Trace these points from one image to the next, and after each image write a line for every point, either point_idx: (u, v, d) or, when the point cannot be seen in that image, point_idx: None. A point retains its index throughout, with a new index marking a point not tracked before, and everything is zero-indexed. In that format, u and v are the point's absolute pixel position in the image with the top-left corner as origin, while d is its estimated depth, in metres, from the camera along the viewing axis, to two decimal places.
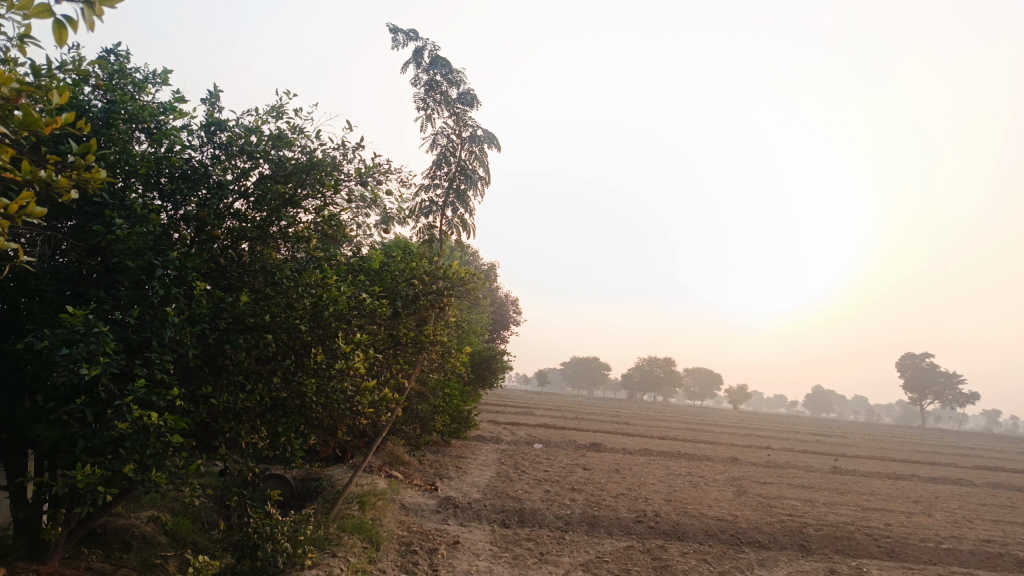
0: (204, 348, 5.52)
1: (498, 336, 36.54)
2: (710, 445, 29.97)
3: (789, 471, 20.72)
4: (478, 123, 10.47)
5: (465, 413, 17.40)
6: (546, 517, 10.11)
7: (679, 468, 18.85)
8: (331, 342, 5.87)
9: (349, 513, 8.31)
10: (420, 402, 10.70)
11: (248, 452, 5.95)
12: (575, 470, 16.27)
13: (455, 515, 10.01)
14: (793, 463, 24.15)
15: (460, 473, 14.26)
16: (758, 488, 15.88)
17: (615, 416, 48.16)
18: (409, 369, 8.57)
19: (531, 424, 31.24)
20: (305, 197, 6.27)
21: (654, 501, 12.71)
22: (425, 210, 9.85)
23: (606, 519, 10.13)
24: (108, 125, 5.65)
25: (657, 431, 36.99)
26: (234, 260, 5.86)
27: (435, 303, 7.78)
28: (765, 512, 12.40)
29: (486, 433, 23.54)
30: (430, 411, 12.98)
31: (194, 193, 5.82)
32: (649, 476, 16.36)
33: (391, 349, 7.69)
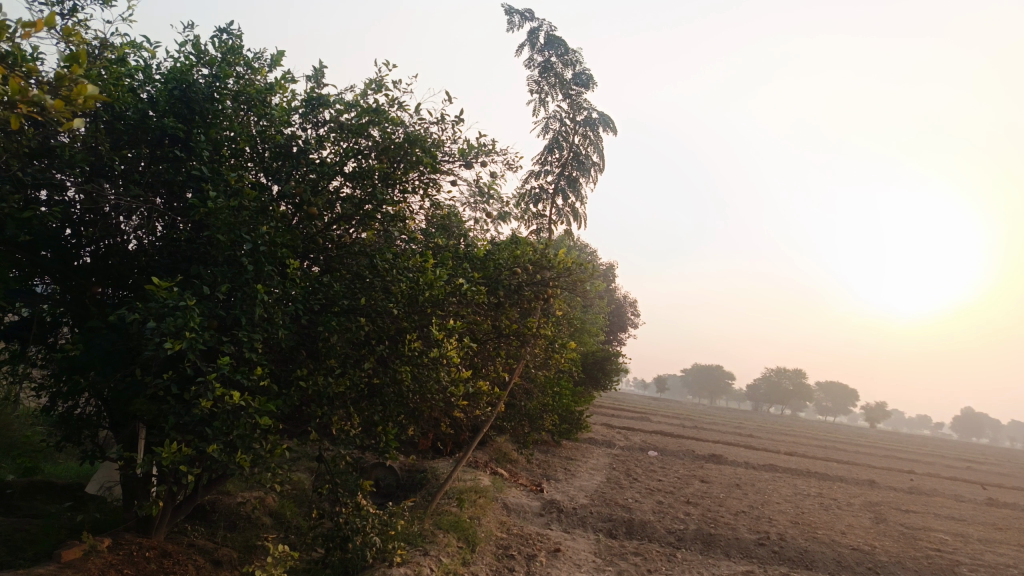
0: (297, 329, 5.36)
1: (615, 338, 35.71)
2: (844, 465, 27.69)
3: (937, 499, 18.62)
4: (593, 107, 9.92)
5: (576, 414, 16.88)
6: (656, 530, 9.41)
7: (808, 487, 17.37)
8: (426, 328, 5.54)
9: (448, 510, 8.02)
10: (526, 399, 10.30)
11: (341, 440, 5.76)
12: (691, 481, 15.32)
13: (559, 520, 9.51)
14: (941, 490, 21.76)
15: (568, 475, 13.76)
16: (899, 517, 14.28)
17: (738, 428, 45.94)
18: (513, 363, 8.17)
19: (648, 430, 30.21)
20: (404, 176, 6.00)
21: (778, 522, 11.64)
22: (534, 197, 9.44)
23: (723, 539, 9.29)
24: (215, 102, 5.66)
25: (784, 446, 34.77)
26: (332, 239, 5.68)
27: (540, 293, 7.33)
28: (907, 544, 11.02)
29: (599, 436, 22.87)
30: (538, 409, 12.57)
31: (295, 171, 5.72)
32: (773, 494, 15.14)
33: (492, 340, 7.34)
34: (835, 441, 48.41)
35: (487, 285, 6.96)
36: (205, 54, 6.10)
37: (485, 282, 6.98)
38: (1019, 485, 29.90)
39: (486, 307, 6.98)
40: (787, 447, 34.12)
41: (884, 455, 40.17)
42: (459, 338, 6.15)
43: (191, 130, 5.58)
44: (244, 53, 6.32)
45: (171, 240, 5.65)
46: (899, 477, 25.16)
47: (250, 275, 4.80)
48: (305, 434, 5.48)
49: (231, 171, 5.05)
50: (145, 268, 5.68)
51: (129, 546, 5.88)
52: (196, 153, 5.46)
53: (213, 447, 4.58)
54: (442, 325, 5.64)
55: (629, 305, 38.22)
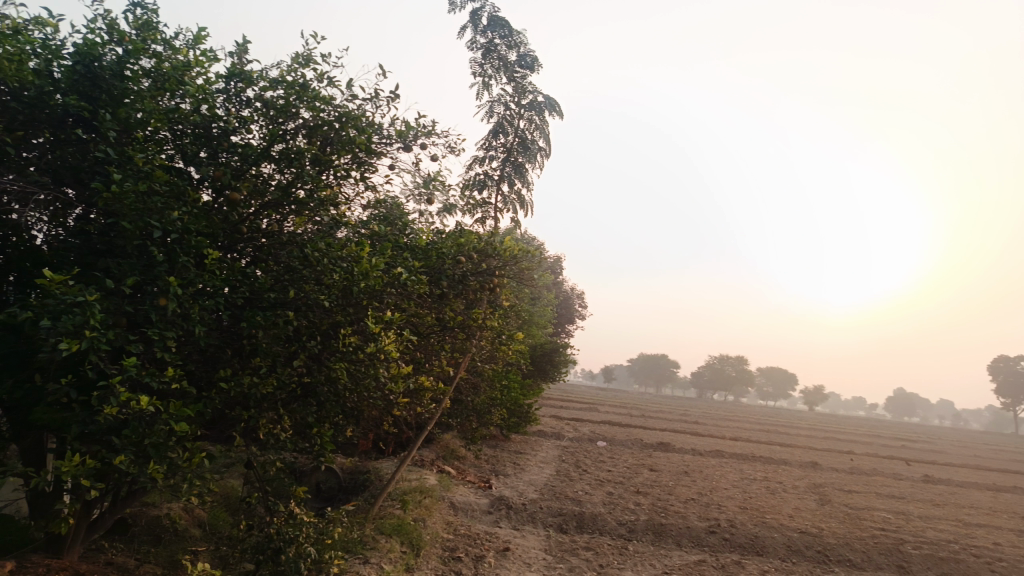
0: (219, 325, 4.92)
1: (563, 330, 35.70)
2: (786, 448, 28.28)
3: (877, 479, 19.12)
4: (538, 90, 9.64)
5: (525, 407, 16.64)
6: (608, 523, 9.23)
7: (754, 472, 17.57)
8: (361, 322, 5.15)
9: (391, 513, 7.66)
10: (473, 394, 9.99)
11: (271, 445, 5.34)
12: (640, 471, 15.28)
13: (508, 517, 9.25)
14: (879, 470, 22.37)
15: (518, 470, 13.53)
16: (843, 498, 14.53)
17: (684, 415, 46.64)
18: (458, 356, 7.85)
19: (597, 420, 30.28)
20: (337, 159, 5.59)
21: (728, 509, 11.63)
22: (478, 184, 9.13)
23: (675, 529, 9.17)
24: (124, 79, 5.15)
25: (729, 432, 35.38)
26: (258, 227, 5.23)
27: (485, 284, 7.02)
28: (853, 526, 11.14)
29: (548, 429, 22.73)
30: (486, 403, 12.27)
31: (216, 154, 5.25)
32: (721, 480, 15.23)
33: (435, 333, 7.01)
34: (777, 424, 49.60)
35: (427, 276, 6.61)
36: (113, 28, 5.56)
37: (427, 273, 6.63)
38: (950, 462, 31.08)
39: (428, 299, 6.63)
40: (732, 433, 34.74)
41: (823, 437, 41.34)
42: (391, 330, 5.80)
43: (96, 109, 5.03)
44: (158, 28, 5.79)
45: (76, 231, 5.14)
46: (839, 458, 25.82)
47: (163, 268, 4.34)
48: (229, 441, 5.03)
49: (140, 151, 4.55)
50: (46, 263, 5.15)
51: (36, 569, 5.34)
52: (101, 133, 4.93)
53: (123, 459, 4.11)
54: (379, 318, 5.25)
55: (576, 296, 38.23)
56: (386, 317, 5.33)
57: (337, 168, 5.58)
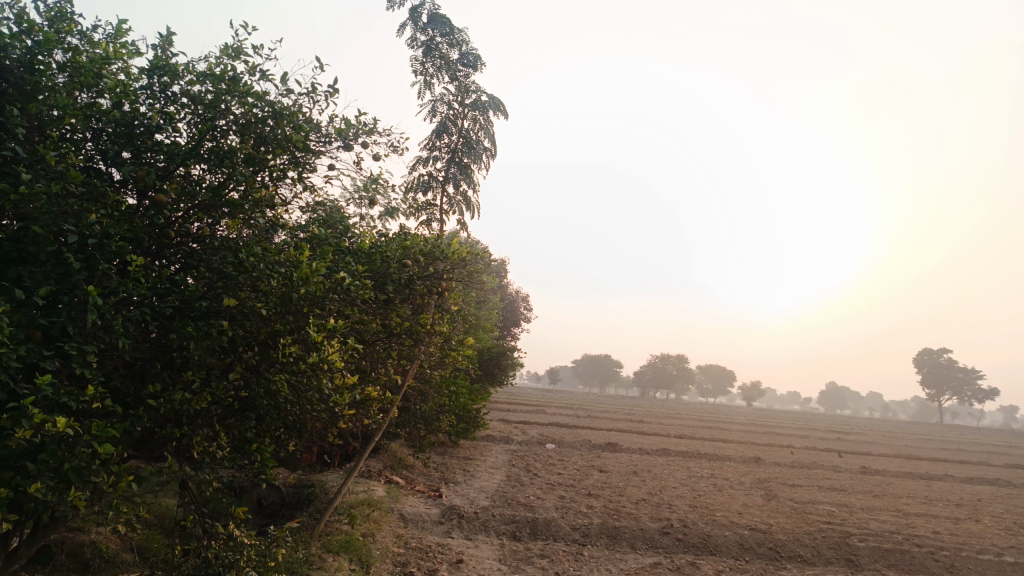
0: (146, 337, 4.55)
1: (508, 333, 35.57)
2: (729, 444, 28.80)
3: (817, 472, 19.60)
4: (482, 89, 9.44)
5: (473, 412, 16.39)
6: (562, 528, 9.08)
7: (701, 469, 17.75)
8: (302, 330, 4.85)
9: (338, 528, 7.33)
10: (421, 401, 9.71)
11: (206, 464, 4.98)
12: (590, 473, 15.22)
13: (460, 526, 9.00)
14: (819, 463, 22.94)
15: (468, 476, 13.27)
16: (788, 492, 14.78)
17: (630, 415, 47.12)
18: (405, 364, 7.59)
19: (545, 423, 30.23)
20: (271, 158, 5.27)
21: (679, 508, 11.65)
22: (423, 185, 8.88)
23: (628, 531, 9.09)
24: (33, 72, 4.71)
25: (674, 430, 35.86)
26: (187, 232, 4.88)
27: (432, 288, 6.78)
28: (800, 520, 11.31)
29: (496, 433, 22.52)
30: (434, 410, 11.99)
31: (140, 153, 4.87)
32: (670, 479, 15.30)
33: (382, 339, 6.73)
34: (719, 421, 50.62)
35: (371, 281, 6.33)
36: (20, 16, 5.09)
37: (371, 277, 6.35)
38: (883, 452, 32.21)
39: (373, 305, 6.36)
40: (677, 431, 35.20)
41: (763, 432, 42.34)
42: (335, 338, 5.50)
43: (2, 104, 4.59)
44: (73, 18, 5.35)
45: None
46: (780, 453, 26.42)
47: (81, 276, 3.97)
48: (160, 462, 4.67)
49: (53, 149, 4.16)
50: None
51: None
52: (9, 130, 4.50)
53: (38, 488, 3.73)
54: (321, 325, 4.96)
55: (521, 298, 38.17)
56: (329, 325, 5.04)
57: (273, 167, 5.27)
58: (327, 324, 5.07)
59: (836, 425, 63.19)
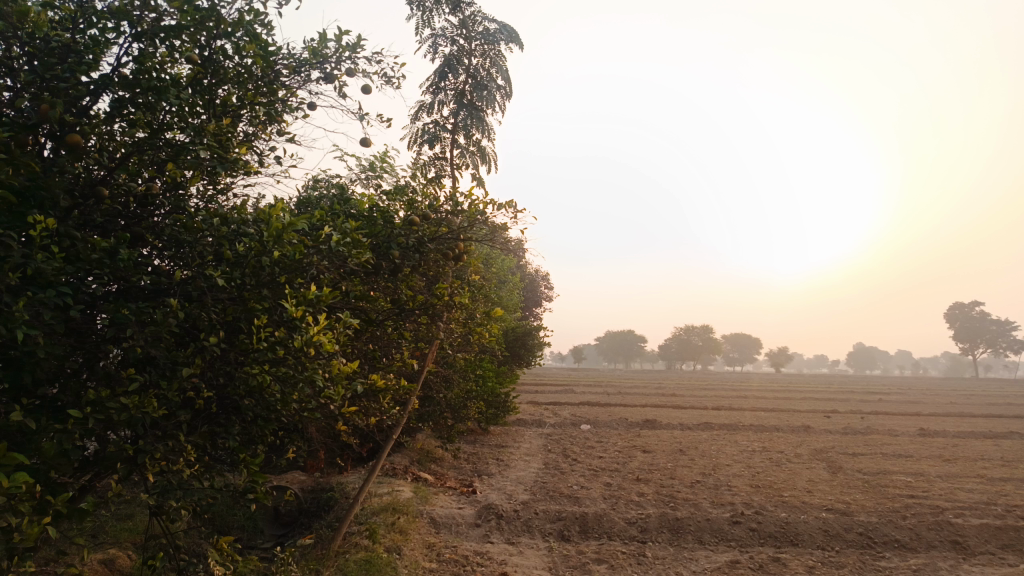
0: (72, 328, 3.46)
1: (531, 314, 34.47)
2: (771, 413, 27.39)
3: (875, 437, 18.26)
4: (488, 18, 8.23)
5: (502, 396, 15.29)
6: (616, 523, 7.91)
7: (750, 442, 16.46)
8: (282, 303, 3.65)
9: (358, 544, 6.25)
10: (446, 389, 8.55)
11: (173, 489, 3.87)
12: (634, 454, 14.06)
13: (499, 528, 7.88)
14: (872, 428, 21.48)
15: (503, 466, 12.16)
16: (852, 463, 13.48)
17: (660, 389, 45.80)
18: (424, 347, 6.41)
19: (576, 403, 29.09)
20: (220, 85, 4.19)
21: (740, 488, 10.46)
22: (429, 137, 7.76)
23: (693, 523, 7.91)
24: None
25: (711, 402, 34.49)
26: (128, 188, 3.83)
27: (448, 250, 5.59)
28: (878, 496, 10.05)
29: (528, 417, 21.46)
30: (460, 396, 10.84)
31: (50, 78, 3.57)
32: (721, 456, 14.09)
33: (392, 320, 5.57)
34: (753, 389, 49.14)
35: (371, 247, 5.17)
36: None
37: (371, 242, 5.21)
38: (931, 411, 30.66)
39: (376, 275, 5.18)
40: (714, 403, 33.84)
41: (801, 397, 40.83)
42: (325, 314, 4.33)
43: None
44: None
45: None
46: (827, 419, 24.97)
47: None
48: (108, 493, 3.56)
49: None
50: None
51: None
52: None
53: None
54: (311, 296, 3.76)
55: (541, 277, 36.77)
56: (319, 294, 3.84)
57: (231, 101, 4.20)
58: (319, 296, 3.88)
59: (872, 386, 61.40)
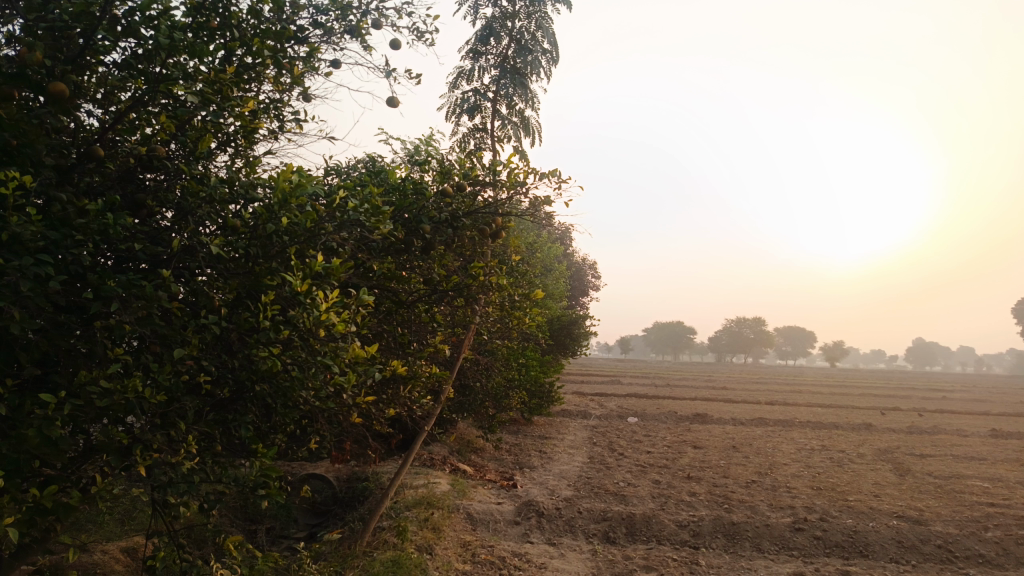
0: (58, 303, 3.12)
1: (578, 303, 33.79)
2: (829, 409, 26.18)
3: (945, 438, 17.15)
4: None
5: (547, 386, 14.79)
6: (665, 526, 7.34)
7: (808, 440, 15.58)
8: (283, 276, 3.20)
9: (388, 542, 5.83)
10: (485, 377, 8.10)
11: (173, 483, 3.51)
12: (684, 450, 13.40)
13: (540, 527, 7.39)
14: (940, 427, 20.24)
15: (546, 459, 11.67)
16: (921, 465, 12.56)
17: (710, 381, 44.60)
18: (461, 332, 5.94)
19: (624, 394, 28.36)
20: (220, 33, 3.90)
21: (800, 490, 9.76)
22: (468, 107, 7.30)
23: (750, 528, 7.29)
24: None
25: (765, 396, 33.28)
26: (130, 152, 3.58)
27: (485, 226, 5.10)
28: (954, 503, 9.21)
29: (574, 407, 20.91)
30: (502, 385, 10.39)
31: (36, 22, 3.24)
32: (777, 454, 13.33)
33: (424, 302, 5.11)
34: (807, 384, 47.48)
35: (400, 222, 4.73)
36: None
37: (398, 215, 4.77)
38: (1003, 410, 28.90)
39: (405, 252, 4.74)
40: (768, 397, 32.65)
41: (862, 394, 39.13)
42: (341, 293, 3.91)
43: None
44: None
45: None
46: (890, 417, 23.74)
47: None
48: (95, 486, 3.24)
49: None
50: None
51: None
52: None
53: None
54: (318, 269, 3.33)
55: (589, 266, 36.03)
56: (328, 267, 3.40)
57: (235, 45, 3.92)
58: (329, 269, 3.45)
59: (935, 382, 58.85)
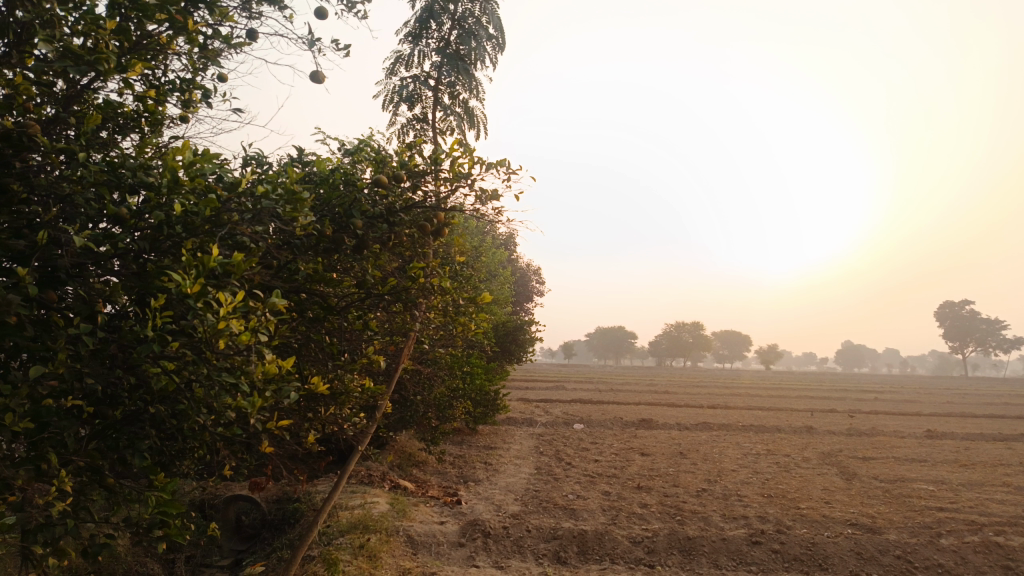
0: None
1: (522, 309, 33.43)
2: (770, 412, 26.47)
3: (884, 439, 17.39)
4: None
5: (492, 394, 14.32)
6: (619, 543, 6.93)
7: (754, 445, 15.52)
8: (169, 276, 2.58)
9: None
10: (426, 389, 7.57)
11: (45, 529, 2.87)
12: (632, 457, 13.11)
13: (486, 549, 6.88)
14: (878, 428, 20.59)
15: (492, 472, 11.18)
16: (866, 468, 12.56)
17: (652, 385, 44.95)
18: (401, 340, 5.37)
19: (569, 400, 28.09)
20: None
21: (751, 499, 9.54)
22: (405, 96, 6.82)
23: (706, 542, 6.96)
24: None
25: (707, 400, 33.53)
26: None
27: (426, 222, 4.58)
28: (904, 508, 9.11)
29: (519, 415, 20.48)
30: (445, 395, 9.89)
31: None
32: (726, 460, 13.17)
33: (356, 307, 4.54)
34: (746, 387, 48.32)
35: (328, 216, 4.17)
36: None
37: (325, 211, 4.21)
38: (931, 411, 29.84)
39: (335, 251, 4.18)
40: (709, 401, 32.90)
41: (800, 396, 39.91)
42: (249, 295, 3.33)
43: None
44: None
45: None
46: (827, 418, 24.19)
47: None
48: None
49: None
50: None
51: None
52: None
53: None
54: (213, 265, 2.74)
55: (533, 271, 35.74)
56: (226, 263, 2.82)
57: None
58: (228, 266, 2.86)
59: (865, 384, 60.87)
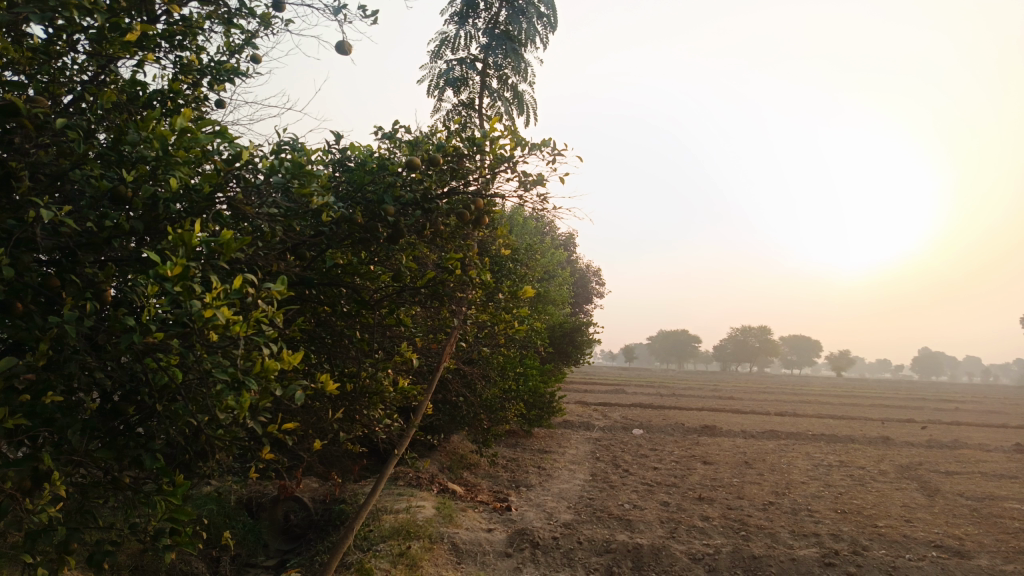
0: None
1: (582, 310, 32.88)
2: (842, 421, 25.21)
3: (969, 453, 16.20)
4: None
5: (548, 397, 13.94)
6: (676, 560, 6.44)
7: (825, 455, 14.66)
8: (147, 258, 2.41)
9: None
10: (473, 390, 7.26)
11: (39, 535, 2.64)
12: (694, 466, 12.51)
13: (534, 560, 6.50)
14: (962, 441, 19.27)
15: (545, 477, 10.80)
16: (950, 484, 11.62)
17: (716, 391, 43.62)
18: (441, 337, 5.03)
19: (630, 404, 27.40)
20: None
21: (823, 514, 8.87)
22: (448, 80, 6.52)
23: (774, 563, 6.39)
24: None
25: (774, 407, 32.25)
26: None
27: (465, 210, 4.23)
28: (996, 530, 8.29)
29: (577, 419, 20.02)
30: (496, 396, 9.56)
31: None
32: (794, 471, 12.42)
33: (390, 300, 4.22)
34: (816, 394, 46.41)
35: (360, 204, 3.89)
36: None
37: (354, 198, 3.93)
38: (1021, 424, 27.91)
39: (367, 241, 3.89)
40: (777, 408, 31.61)
41: (874, 405, 38.04)
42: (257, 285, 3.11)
43: None
44: None
45: None
46: (904, 428, 22.81)
47: None
48: None
49: None
50: None
51: None
52: None
53: None
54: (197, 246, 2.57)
55: (593, 273, 35.16)
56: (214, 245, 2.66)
57: None
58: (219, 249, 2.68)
59: (945, 393, 57.77)
